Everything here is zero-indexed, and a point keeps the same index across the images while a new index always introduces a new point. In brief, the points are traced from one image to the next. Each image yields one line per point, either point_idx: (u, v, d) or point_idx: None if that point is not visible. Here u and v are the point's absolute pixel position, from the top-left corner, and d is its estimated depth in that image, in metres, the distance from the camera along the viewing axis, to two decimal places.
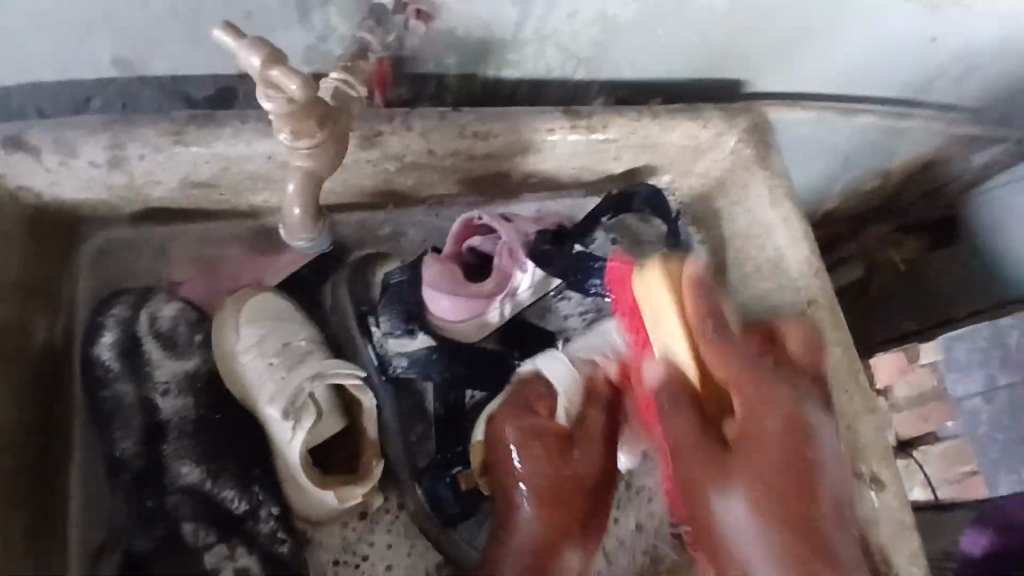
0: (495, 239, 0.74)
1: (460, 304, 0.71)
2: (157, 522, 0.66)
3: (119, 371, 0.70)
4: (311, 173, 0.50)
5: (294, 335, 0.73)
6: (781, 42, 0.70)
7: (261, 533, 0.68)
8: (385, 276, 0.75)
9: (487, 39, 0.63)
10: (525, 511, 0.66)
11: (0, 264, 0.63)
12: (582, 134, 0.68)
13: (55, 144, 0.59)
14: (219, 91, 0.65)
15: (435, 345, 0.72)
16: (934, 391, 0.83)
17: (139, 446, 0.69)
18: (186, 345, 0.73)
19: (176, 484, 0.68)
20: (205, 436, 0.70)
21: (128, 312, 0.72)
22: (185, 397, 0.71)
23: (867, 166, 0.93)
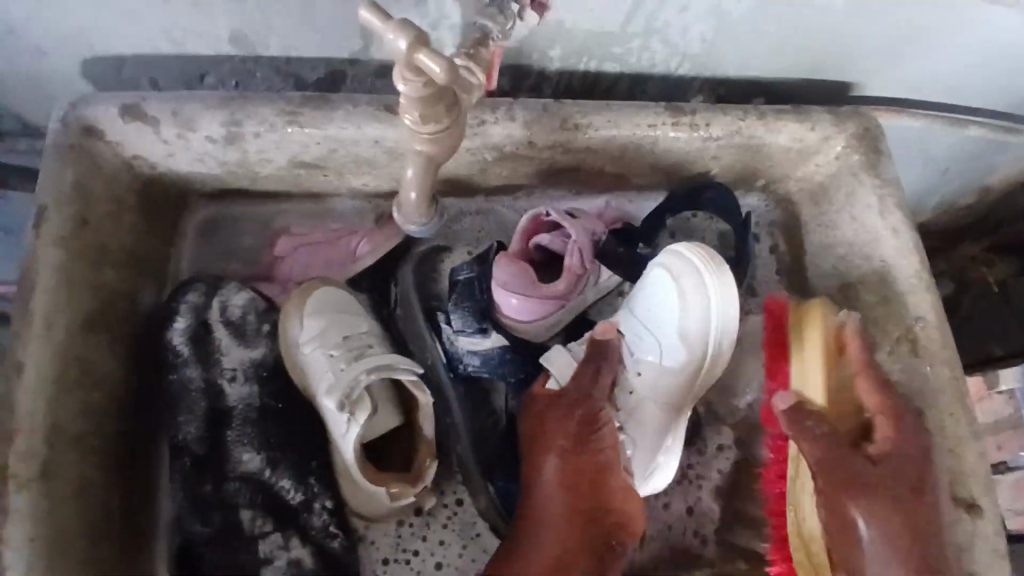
0: (564, 237, 0.71)
1: (530, 305, 0.69)
2: (215, 510, 0.67)
3: (189, 356, 0.69)
4: (431, 158, 0.51)
5: (356, 327, 0.72)
6: (899, 46, 0.67)
7: (313, 526, 0.69)
8: (453, 272, 0.74)
9: (596, 30, 0.62)
10: (544, 478, 0.63)
11: (111, 231, 0.65)
12: (685, 132, 0.67)
13: (174, 117, 0.61)
14: (330, 74, 0.67)
15: (508, 344, 0.72)
16: (1011, 420, 0.81)
17: (203, 431, 0.68)
18: (254, 333, 0.72)
19: (237, 470, 0.68)
20: (270, 426, 0.70)
21: (201, 299, 0.71)
22: (250, 384, 0.71)
23: (969, 182, 0.88)
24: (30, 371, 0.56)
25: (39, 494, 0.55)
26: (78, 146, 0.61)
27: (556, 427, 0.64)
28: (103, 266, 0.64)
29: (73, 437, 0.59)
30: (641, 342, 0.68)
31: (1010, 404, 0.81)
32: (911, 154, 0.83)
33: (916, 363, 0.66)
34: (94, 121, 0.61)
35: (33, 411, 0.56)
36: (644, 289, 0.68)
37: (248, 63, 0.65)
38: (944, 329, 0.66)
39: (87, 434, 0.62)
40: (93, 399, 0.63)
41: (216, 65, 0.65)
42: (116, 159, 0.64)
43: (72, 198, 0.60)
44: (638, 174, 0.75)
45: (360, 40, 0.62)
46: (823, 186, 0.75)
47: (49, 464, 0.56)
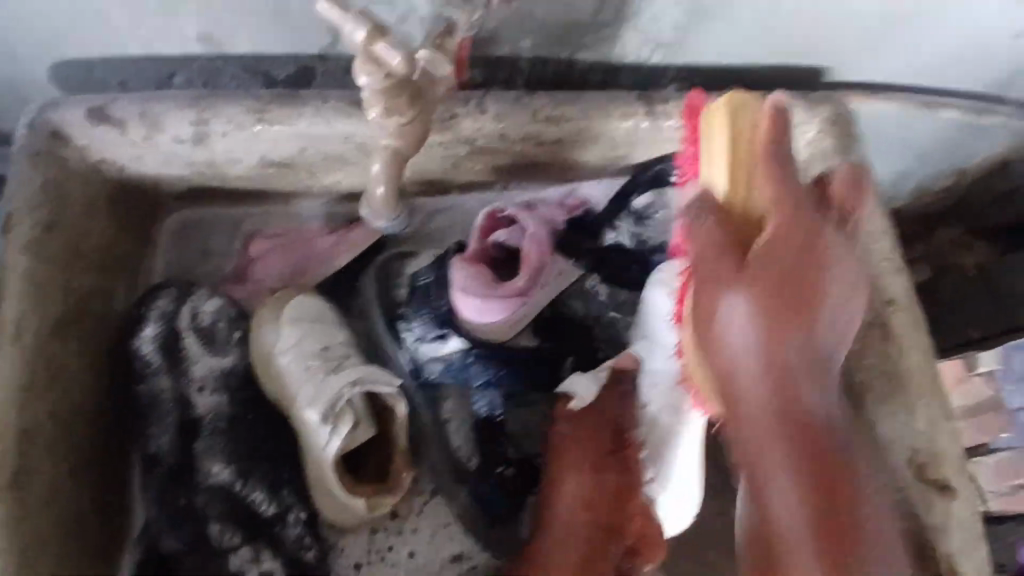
0: (520, 234, 0.72)
1: (493, 303, 0.68)
2: (186, 522, 0.66)
3: (158, 365, 0.69)
4: (397, 152, 0.50)
5: (333, 336, 0.71)
6: (868, 29, 0.67)
7: (288, 537, 0.68)
8: (414, 276, 0.74)
9: (566, 21, 0.62)
10: (566, 486, 0.65)
11: (81, 235, 0.64)
12: (657, 121, 0.67)
13: (140, 119, 0.60)
14: (299, 71, 0.66)
15: (469, 348, 0.70)
16: (989, 402, 0.80)
17: (173, 441, 0.68)
18: (225, 341, 0.72)
19: (207, 482, 0.67)
20: (243, 436, 0.69)
21: (170, 306, 0.70)
22: (219, 393, 0.70)
23: (943, 166, 0.89)
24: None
25: (11, 505, 0.54)
26: (42, 150, 0.60)
27: (576, 453, 0.66)
28: (73, 271, 0.63)
29: (47, 443, 0.59)
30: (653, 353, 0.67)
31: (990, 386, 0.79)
32: (887, 138, 0.83)
33: (889, 347, 0.66)
34: (59, 125, 0.60)
35: (2, 417, 0.55)
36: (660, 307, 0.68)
37: (215, 62, 0.64)
38: (913, 310, 0.67)
39: (60, 439, 0.61)
40: (66, 406, 0.62)
41: (183, 65, 0.65)
42: (83, 162, 0.63)
43: (38, 203, 0.59)
44: (613, 165, 0.74)
45: (328, 36, 0.62)
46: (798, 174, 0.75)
47: (23, 473, 0.55)
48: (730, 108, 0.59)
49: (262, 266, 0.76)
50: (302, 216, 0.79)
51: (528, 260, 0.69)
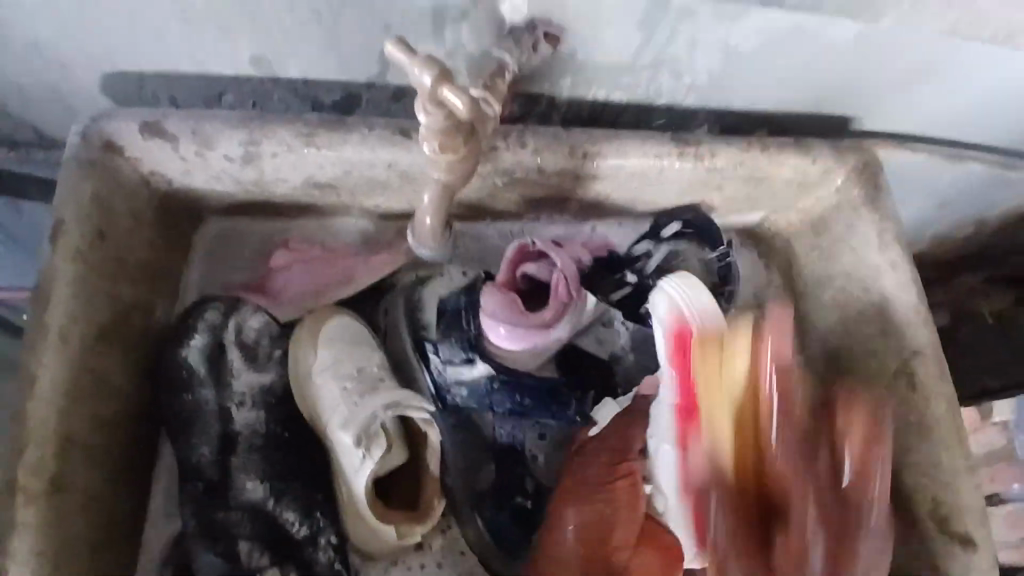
0: (550, 267, 0.72)
1: (516, 333, 0.69)
2: (219, 537, 0.67)
3: (203, 376, 0.70)
4: (446, 184, 0.52)
5: (369, 360, 0.74)
6: (899, 83, 0.69)
7: (317, 561, 0.68)
8: (441, 302, 0.75)
9: (607, 62, 0.64)
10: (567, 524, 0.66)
11: (127, 246, 0.66)
12: (690, 162, 0.69)
13: (194, 136, 0.63)
14: (345, 98, 0.68)
15: (495, 373, 0.71)
16: (1003, 450, 0.86)
17: (214, 454, 0.69)
18: (266, 358, 0.73)
19: (241, 498, 0.69)
20: (276, 453, 0.71)
21: (219, 318, 0.72)
22: (258, 409, 0.72)
23: (963, 216, 0.90)
24: (43, 381, 0.57)
25: (44, 507, 0.55)
26: (97, 161, 0.62)
27: (597, 470, 0.68)
28: (116, 281, 0.65)
29: (83, 451, 0.60)
30: (663, 387, 0.65)
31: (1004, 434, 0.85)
32: (909, 187, 0.84)
33: (915, 396, 0.68)
34: (113, 137, 0.62)
35: (45, 423, 0.56)
36: (667, 326, 0.66)
37: (266, 85, 0.67)
38: (941, 361, 0.67)
39: (94, 451, 0.62)
40: (105, 415, 0.64)
41: (236, 84, 0.67)
42: (134, 174, 0.65)
43: (90, 212, 0.61)
44: (643, 201, 0.76)
45: (377, 66, 0.64)
46: (823, 218, 0.76)
47: (59, 476, 0.57)
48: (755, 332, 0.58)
49: (286, 281, 0.78)
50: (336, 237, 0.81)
51: (556, 295, 0.70)
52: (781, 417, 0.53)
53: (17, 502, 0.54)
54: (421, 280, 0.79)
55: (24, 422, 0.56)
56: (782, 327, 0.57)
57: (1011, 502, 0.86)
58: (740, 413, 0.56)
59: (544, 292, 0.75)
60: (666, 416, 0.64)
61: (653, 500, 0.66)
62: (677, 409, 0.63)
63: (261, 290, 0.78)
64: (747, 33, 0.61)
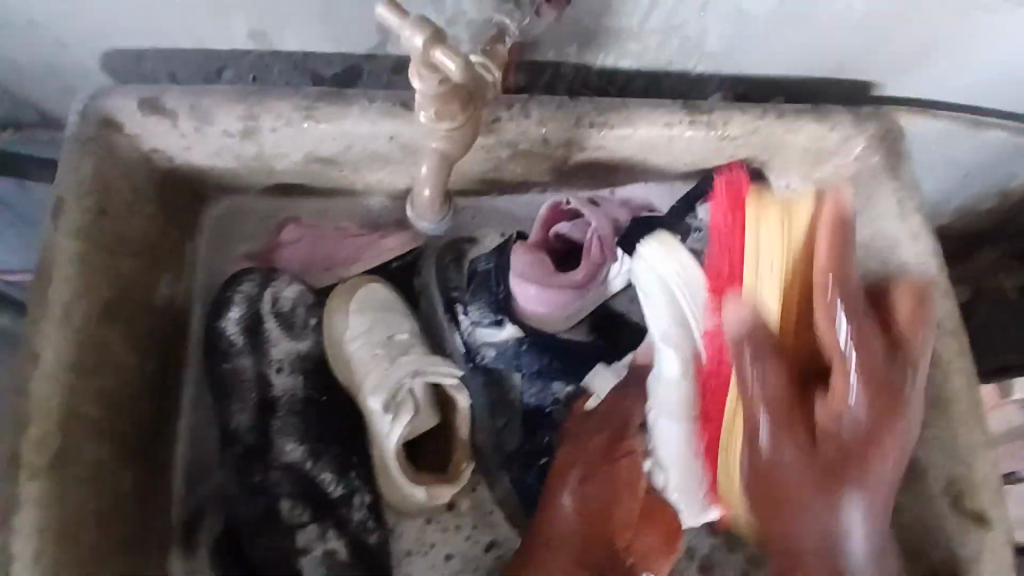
0: (584, 226, 0.73)
1: (549, 294, 0.69)
2: (259, 496, 0.67)
3: (241, 346, 0.71)
4: (444, 154, 0.51)
5: (400, 327, 0.74)
6: (921, 46, 0.66)
7: (352, 519, 0.69)
8: (472, 262, 0.76)
9: (613, 27, 0.62)
10: (564, 506, 0.66)
11: (129, 224, 0.65)
12: (702, 131, 0.66)
13: (192, 110, 0.62)
14: (345, 71, 0.67)
15: (524, 337, 0.71)
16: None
17: (253, 420, 0.70)
18: (302, 326, 0.73)
19: (280, 461, 0.68)
20: (314, 417, 0.71)
21: (256, 289, 0.72)
22: (296, 376, 0.72)
23: (988, 186, 0.86)
24: (47, 356, 0.57)
25: (52, 480, 0.55)
26: (94, 138, 0.61)
27: (596, 443, 0.68)
28: (120, 257, 0.64)
29: (95, 423, 0.61)
30: (664, 360, 0.66)
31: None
32: (928, 156, 0.81)
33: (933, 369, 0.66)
34: (111, 114, 0.61)
35: (49, 396, 0.56)
36: (655, 290, 0.68)
37: (265, 58, 0.65)
38: (959, 336, 0.66)
39: (108, 419, 0.63)
40: (115, 383, 0.64)
41: (234, 59, 0.66)
42: (133, 151, 0.64)
43: (88, 189, 0.61)
44: (654, 173, 0.74)
45: (376, 35, 0.62)
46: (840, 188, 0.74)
47: (62, 453, 0.56)
48: (804, 213, 0.56)
49: (288, 255, 0.77)
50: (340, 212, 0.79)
51: (588, 256, 0.71)
52: (857, 372, 0.51)
53: (20, 480, 0.54)
54: (458, 243, 0.79)
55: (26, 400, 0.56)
56: (868, 327, 0.52)
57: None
58: (788, 272, 0.56)
59: (574, 255, 0.75)
60: (672, 391, 0.65)
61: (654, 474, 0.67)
62: (681, 377, 0.66)
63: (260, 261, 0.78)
64: None
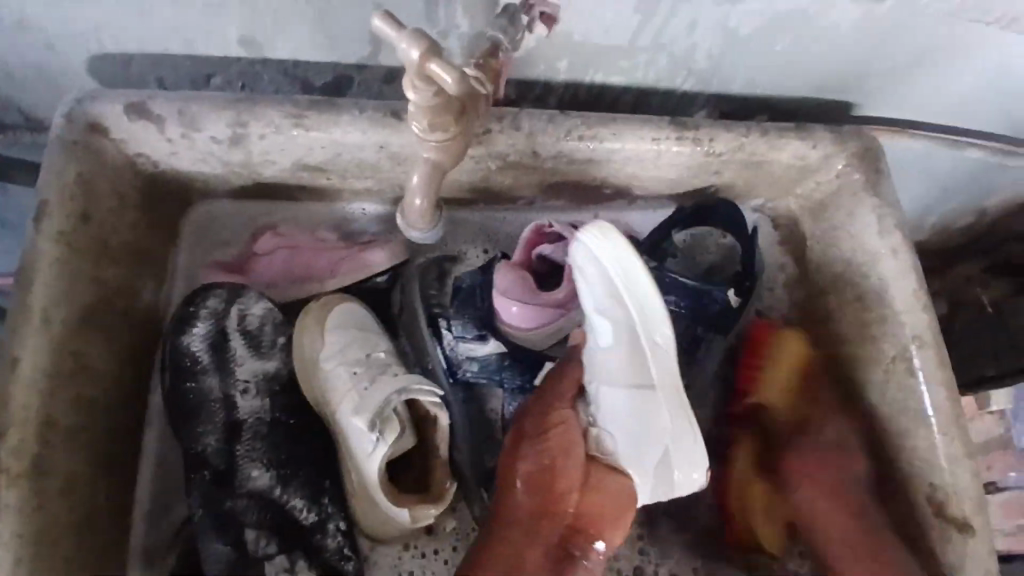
0: (567, 249, 0.71)
1: (526, 313, 0.67)
2: (227, 526, 0.65)
3: (206, 364, 0.70)
4: (436, 163, 0.51)
5: (377, 345, 0.72)
6: (901, 66, 0.68)
7: (326, 547, 0.67)
8: (456, 280, 0.75)
9: (603, 44, 0.63)
10: (516, 493, 0.60)
11: (112, 228, 0.65)
12: (688, 146, 0.67)
13: (179, 116, 0.61)
14: (336, 79, 0.67)
15: (506, 351, 0.71)
16: (999, 441, 0.87)
17: (221, 443, 0.69)
18: (270, 344, 0.72)
19: (246, 487, 0.67)
20: (281, 440, 0.70)
21: (221, 305, 0.71)
22: (262, 397, 0.71)
23: (965, 202, 0.89)
24: (24, 364, 0.56)
25: (27, 492, 0.54)
26: (80, 142, 0.60)
27: (529, 425, 0.63)
28: (102, 262, 0.64)
29: (66, 432, 0.59)
30: (599, 331, 0.64)
31: (1000, 425, 0.87)
32: (909, 172, 0.83)
33: (913, 381, 0.67)
34: (97, 117, 0.61)
35: (26, 405, 0.55)
36: (589, 270, 0.64)
37: (255, 65, 0.65)
38: (941, 349, 0.67)
39: (80, 432, 0.61)
40: (90, 395, 0.63)
41: (223, 66, 0.66)
42: (118, 155, 0.63)
43: (72, 194, 0.60)
44: (639, 186, 0.75)
45: (368, 45, 0.63)
46: (823, 205, 0.75)
47: (37, 462, 0.55)
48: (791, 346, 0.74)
49: (267, 266, 0.77)
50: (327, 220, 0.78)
51: (570, 275, 0.69)
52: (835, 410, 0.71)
53: None
54: (441, 260, 0.77)
55: (3, 407, 0.54)
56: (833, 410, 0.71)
57: (1005, 491, 0.88)
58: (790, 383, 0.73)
59: (557, 275, 0.75)
60: (611, 361, 0.63)
61: (603, 441, 0.63)
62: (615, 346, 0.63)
63: (238, 272, 0.77)
64: (748, 12, 0.60)
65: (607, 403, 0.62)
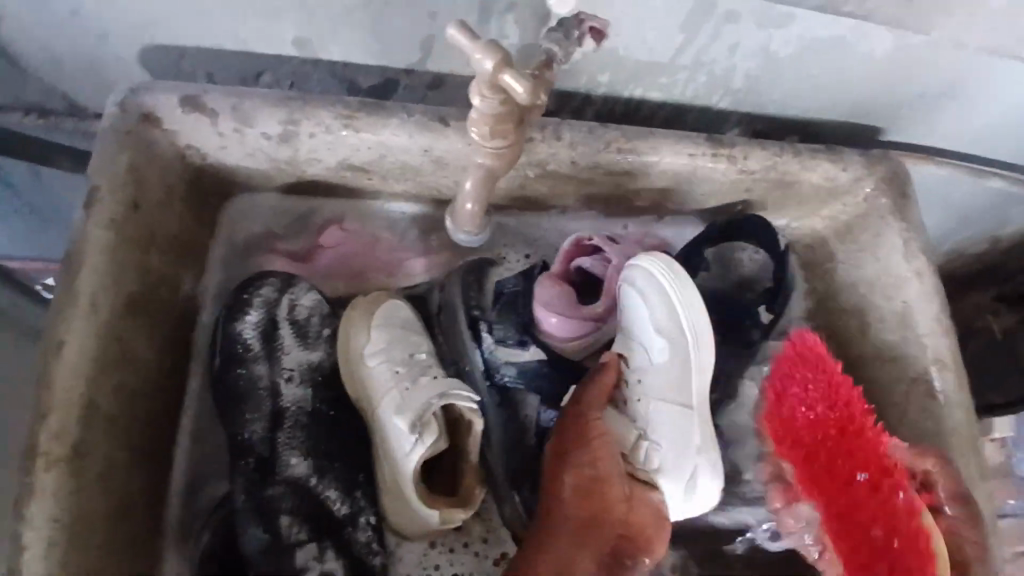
0: (604, 261, 0.75)
1: (569, 325, 0.70)
2: (263, 513, 0.65)
3: (257, 352, 0.72)
4: (489, 171, 0.53)
5: (418, 346, 0.74)
6: (932, 96, 0.70)
7: (356, 540, 0.67)
8: (498, 285, 0.76)
9: (646, 61, 0.64)
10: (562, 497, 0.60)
11: (158, 218, 0.66)
12: (723, 164, 0.69)
13: (233, 112, 0.63)
14: (383, 83, 0.69)
15: (546, 359, 0.72)
16: (997, 466, 0.93)
17: (265, 429, 0.70)
18: (316, 336, 0.75)
19: (285, 473, 0.68)
20: (319, 431, 0.71)
21: (274, 294, 0.74)
22: (304, 387, 0.73)
23: (982, 231, 0.91)
24: (71, 348, 0.57)
25: (72, 474, 0.56)
26: (134, 131, 0.62)
27: (567, 433, 0.62)
28: (148, 250, 0.65)
29: (106, 418, 0.60)
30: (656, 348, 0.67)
31: (1002, 453, 0.93)
32: (930, 199, 0.85)
33: (931, 403, 0.69)
34: (152, 109, 0.62)
35: (70, 389, 0.57)
36: (650, 293, 0.67)
37: (305, 65, 0.67)
38: (960, 371, 0.69)
39: (117, 417, 0.62)
40: (132, 380, 0.64)
41: (274, 64, 0.68)
42: (169, 146, 0.65)
43: (125, 182, 0.62)
44: (669, 201, 0.77)
45: (418, 52, 0.65)
46: (848, 226, 0.77)
47: (80, 444, 0.57)
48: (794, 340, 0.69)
49: (331, 258, 0.80)
50: (379, 219, 0.81)
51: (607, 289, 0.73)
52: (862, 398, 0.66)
53: (37, 469, 0.54)
54: (481, 264, 0.79)
55: (48, 388, 0.56)
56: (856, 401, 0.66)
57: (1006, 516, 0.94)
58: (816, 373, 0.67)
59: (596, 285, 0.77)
60: (661, 375, 0.67)
61: (649, 453, 0.64)
62: (667, 365, 0.67)
63: (304, 260, 0.80)
64: (790, 37, 0.62)
65: (655, 415, 0.66)
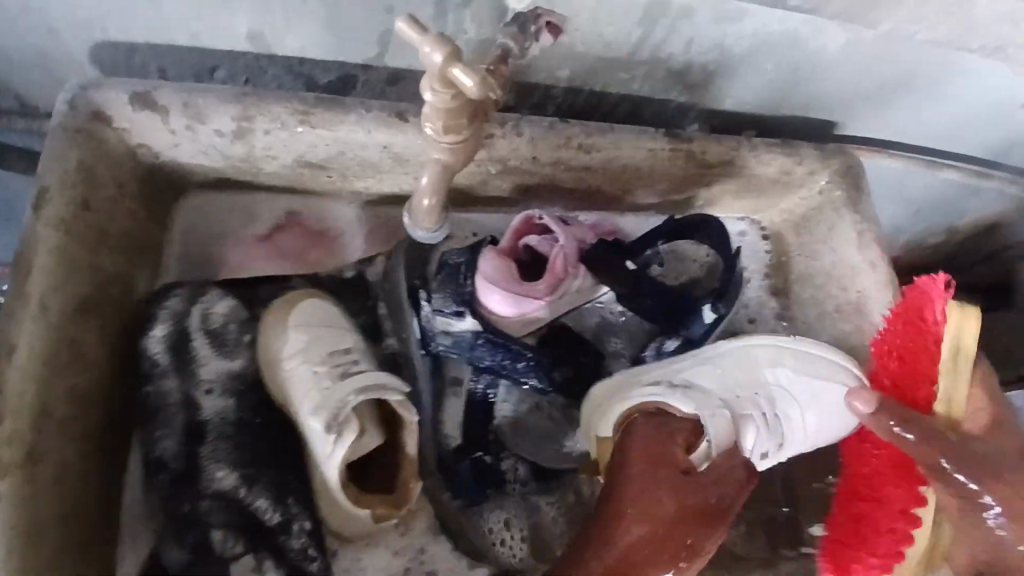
0: (551, 241, 0.73)
1: (508, 301, 0.69)
2: (189, 527, 0.61)
3: (166, 365, 0.67)
4: (446, 165, 0.53)
5: (339, 343, 0.72)
6: (884, 90, 0.71)
7: (291, 548, 0.62)
8: (443, 254, 0.73)
9: (604, 56, 0.65)
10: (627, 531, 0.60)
11: (109, 217, 0.64)
12: (681, 157, 0.69)
13: (185, 108, 0.62)
14: (340, 78, 0.68)
15: (481, 331, 0.69)
16: None
17: (179, 445, 0.65)
18: (235, 342, 0.71)
19: (210, 489, 0.63)
20: (249, 440, 0.66)
21: (181, 306, 0.70)
22: (228, 397, 0.69)
23: (936, 222, 0.93)
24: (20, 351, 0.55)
25: (22, 480, 0.54)
26: (82, 128, 0.61)
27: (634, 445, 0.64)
28: (98, 250, 0.64)
29: (59, 425, 0.59)
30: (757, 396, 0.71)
31: None
32: (887, 191, 0.87)
33: None
34: (101, 106, 0.61)
35: (19, 394, 0.54)
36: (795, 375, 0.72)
37: (260, 61, 0.66)
38: None
39: (69, 424, 0.60)
40: (83, 386, 0.62)
41: (228, 60, 0.66)
42: (120, 144, 0.64)
43: (73, 180, 0.60)
44: (631, 195, 0.77)
45: (376, 47, 0.64)
46: (805, 219, 0.78)
47: (32, 449, 0.55)
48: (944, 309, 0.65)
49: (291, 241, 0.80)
50: (342, 209, 0.82)
51: (552, 268, 0.71)
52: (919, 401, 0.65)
53: None
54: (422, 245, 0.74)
55: None
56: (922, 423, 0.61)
57: None
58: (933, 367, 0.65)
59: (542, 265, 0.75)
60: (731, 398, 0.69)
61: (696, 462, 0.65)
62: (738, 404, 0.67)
63: (268, 241, 0.80)
64: (745, 32, 0.62)
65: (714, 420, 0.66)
